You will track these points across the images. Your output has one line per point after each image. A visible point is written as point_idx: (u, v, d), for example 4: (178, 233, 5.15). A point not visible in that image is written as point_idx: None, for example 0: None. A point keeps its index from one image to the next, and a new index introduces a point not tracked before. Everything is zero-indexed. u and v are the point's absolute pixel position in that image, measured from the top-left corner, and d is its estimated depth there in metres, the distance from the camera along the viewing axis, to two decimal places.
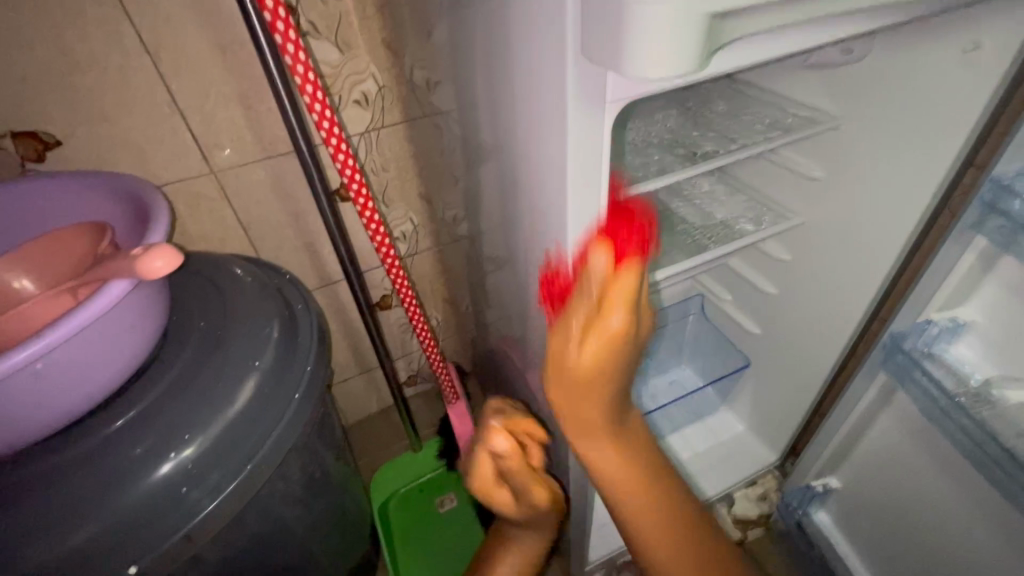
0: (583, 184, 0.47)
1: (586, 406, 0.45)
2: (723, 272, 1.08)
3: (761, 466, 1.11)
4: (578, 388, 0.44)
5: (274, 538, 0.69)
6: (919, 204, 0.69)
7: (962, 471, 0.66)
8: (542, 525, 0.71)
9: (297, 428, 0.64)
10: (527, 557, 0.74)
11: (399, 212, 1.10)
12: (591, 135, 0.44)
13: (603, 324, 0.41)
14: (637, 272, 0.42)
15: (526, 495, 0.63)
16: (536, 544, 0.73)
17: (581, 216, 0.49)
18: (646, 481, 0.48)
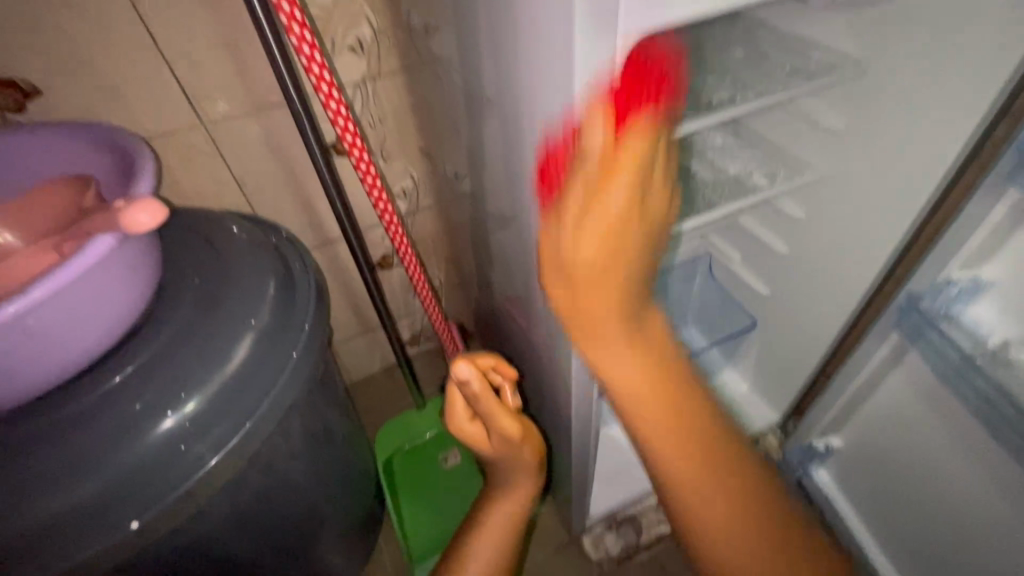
0: None
1: (595, 305, 0.44)
2: (732, 230, 1.05)
3: (764, 426, 1.13)
4: (589, 278, 0.39)
5: (278, 492, 0.69)
6: (947, 158, 0.65)
7: (972, 434, 0.65)
8: (520, 468, 0.69)
9: (297, 386, 0.63)
10: (518, 507, 0.71)
11: (398, 167, 1.07)
12: (600, 66, 0.42)
13: (604, 202, 0.38)
14: (643, 135, 0.40)
15: (497, 424, 0.63)
16: (525, 491, 0.71)
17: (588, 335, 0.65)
18: (670, 382, 0.41)
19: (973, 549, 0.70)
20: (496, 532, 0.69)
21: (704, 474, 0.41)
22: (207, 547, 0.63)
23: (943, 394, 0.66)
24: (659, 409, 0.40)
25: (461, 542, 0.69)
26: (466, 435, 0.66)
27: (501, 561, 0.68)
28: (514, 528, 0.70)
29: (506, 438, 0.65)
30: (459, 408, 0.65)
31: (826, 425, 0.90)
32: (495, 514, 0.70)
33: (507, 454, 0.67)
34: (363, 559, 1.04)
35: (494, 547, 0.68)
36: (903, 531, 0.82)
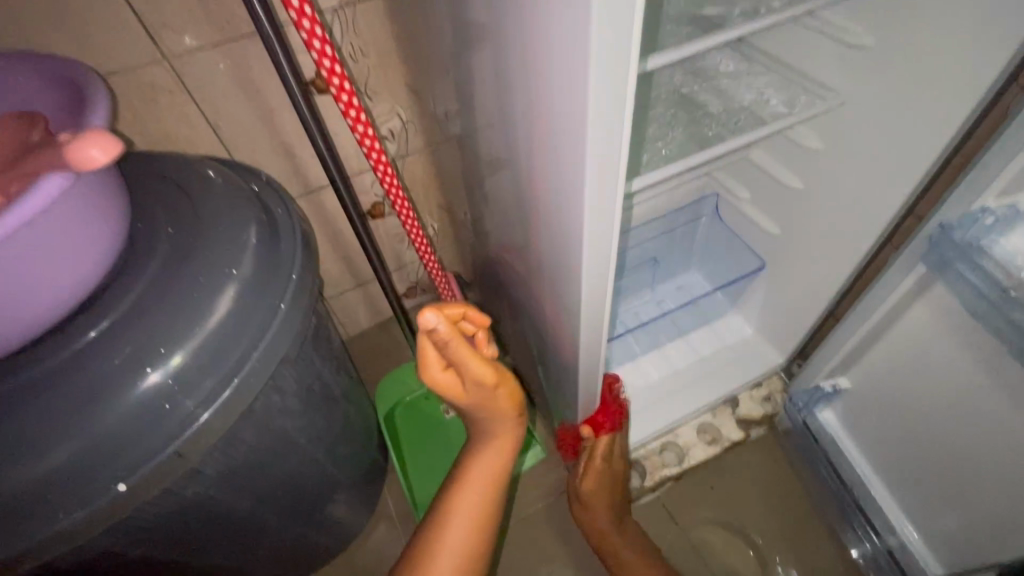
0: (610, 48, 0.36)
1: (596, 498, 0.91)
2: (741, 167, 0.99)
3: (769, 368, 1.09)
4: (587, 499, 0.91)
5: (276, 448, 0.67)
6: (992, 78, 0.58)
7: (997, 369, 0.62)
8: (500, 417, 0.67)
9: (286, 340, 0.60)
10: (500, 458, 0.69)
11: (385, 106, 0.99)
12: None
13: (594, 491, 0.90)
14: (605, 443, 0.90)
15: (471, 371, 0.60)
16: (505, 442, 0.69)
17: (592, 288, 0.58)
18: (640, 561, 0.87)
19: (986, 482, 0.70)
20: (478, 484, 0.66)
21: (637, 559, 0.87)
22: (208, 503, 0.62)
23: (968, 327, 0.64)
24: (626, 562, 0.87)
25: (443, 497, 0.66)
26: (439, 387, 0.62)
27: (485, 513, 0.65)
28: (497, 480, 0.67)
29: (481, 385, 0.62)
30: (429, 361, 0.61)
31: (835, 365, 0.89)
32: (475, 466, 0.67)
33: (483, 403, 0.65)
34: (370, 508, 1.05)
35: (477, 499, 0.65)
36: (911, 467, 0.83)
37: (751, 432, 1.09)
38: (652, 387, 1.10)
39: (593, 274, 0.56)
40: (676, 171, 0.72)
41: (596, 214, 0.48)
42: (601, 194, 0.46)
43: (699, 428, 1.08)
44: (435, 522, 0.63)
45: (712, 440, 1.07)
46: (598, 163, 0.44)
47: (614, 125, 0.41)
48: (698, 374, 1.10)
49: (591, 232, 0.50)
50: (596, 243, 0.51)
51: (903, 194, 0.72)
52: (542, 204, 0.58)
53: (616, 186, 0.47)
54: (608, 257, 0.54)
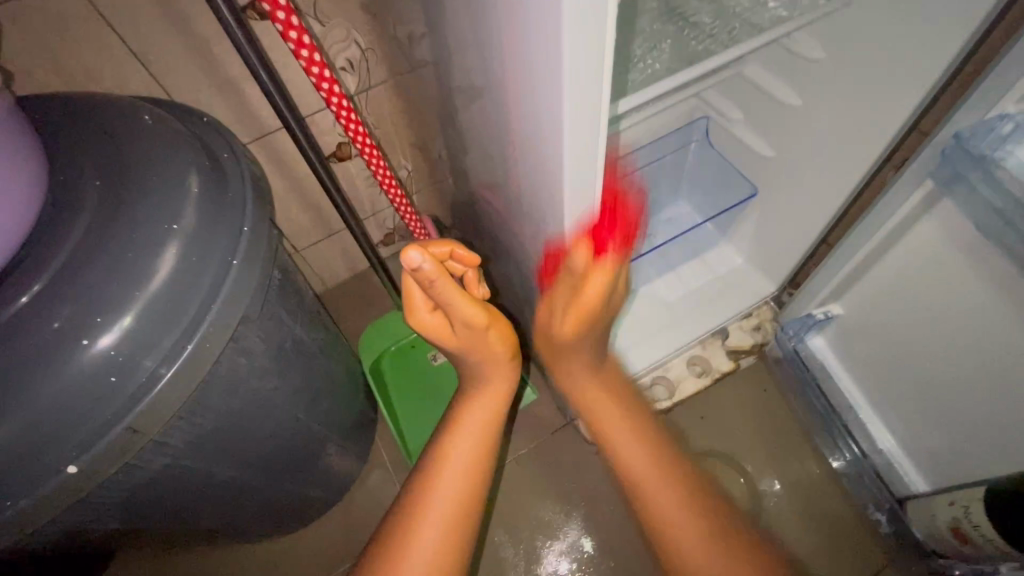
0: (584, 49, 0.34)
1: (567, 350, 0.59)
2: (734, 86, 0.92)
3: (760, 300, 1.07)
4: (563, 343, 0.58)
5: (252, 410, 0.64)
6: None
7: (1001, 287, 0.60)
8: (494, 359, 0.65)
9: (243, 300, 0.54)
10: (493, 407, 0.66)
11: (339, 32, 0.86)
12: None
13: (582, 295, 0.54)
14: (608, 272, 0.53)
15: (460, 313, 0.57)
16: (499, 390, 0.67)
17: (578, 207, 0.50)
18: (663, 471, 0.55)
19: (978, 398, 0.70)
20: (471, 432, 0.63)
21: (653, 470, 0.55)
22: (183, 470, 0.59)
23: (973, 242, 0.61)
24: (638, 463, 0.56)
25: (434, 445, 0.63)
26: (428, 327, 0.60)
27: (481, 458, 0.62)
28: (491, 430, 0.65)
29: (471, 326, 0.58)
30: (418, 301, 0.59)
31: (827, 293, 0.88)
32: (468, 414, 0.65)
33: (474, 344, 0.62)
34: (362, 458, 1.05)
35: (472, 448, 0.62)
36: (899, 388, 0.83)
37: (740, 362, 1.09)
38: (644, 322, 1.08)
39: (579, 191, 0.48)
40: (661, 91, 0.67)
41: (580, 123, 0.40)
42: (584, 95, 0.38)
43: (689, 360, 1.08)
44: (427, 468, 0.60)
45: (702, 372, 1.07)
46: (582, 53, 0.35)
47: (590, 122, 0.41)
48: (687, 308, 1.08)
49: (574, 143, 0.42)
50: (581, 154, 0.43)
51: (908, 107, 0.66)
52: (518, 119, 0.50)
53: (602, 87, 0.38)
54: (594, 170, 0.46)
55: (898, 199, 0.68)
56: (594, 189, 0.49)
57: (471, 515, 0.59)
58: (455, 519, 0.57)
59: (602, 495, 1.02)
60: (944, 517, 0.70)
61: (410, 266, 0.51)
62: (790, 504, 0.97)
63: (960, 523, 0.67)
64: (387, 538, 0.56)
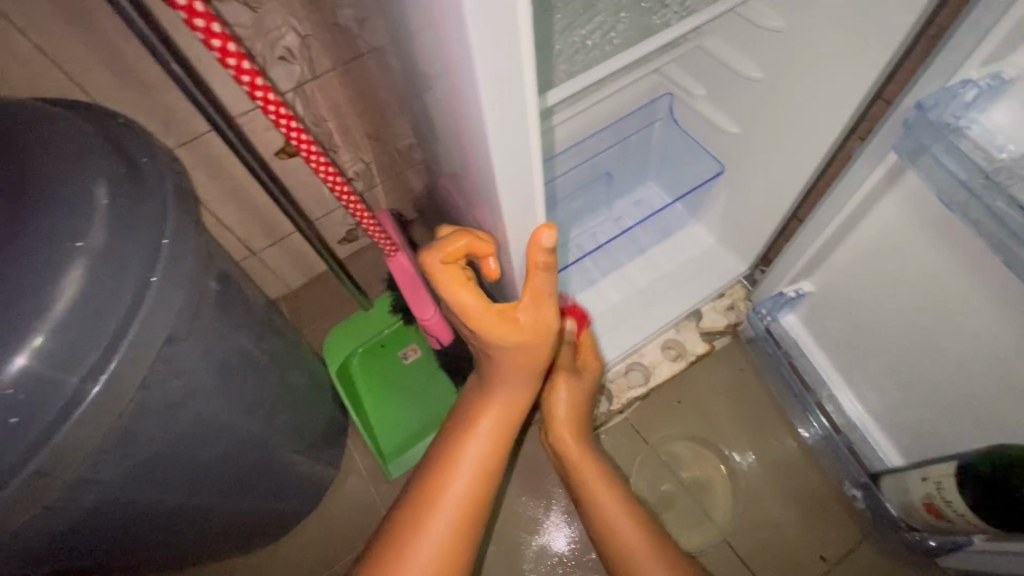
0: (501, 85, 0.33)
1: (573, 411, 0.83)
2: (695, 60, 0.88)
3: (730, 278, 1.05)
4: (574, 410, 0.83)
5: (197, 433, 0.60)
6: None
7: (969, 259, 0.58)
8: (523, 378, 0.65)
9: (164, 320, 0.50)
10: (504, 420, 0.69)
11: (275, 18, 0.79)
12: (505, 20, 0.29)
13: (581, 404, 0.84)
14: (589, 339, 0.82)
15: (541, 316, 0.56)
16: (511, 403, 0.68)
17: (517, 182, 0.42)
18: None
19: (949, 372, 0.69)
20: (485, 441, 0.69)
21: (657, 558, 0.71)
22: (121, 503, 0.56)
23: (937, 214, 0.59)
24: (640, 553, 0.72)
25: (448, 442, 0.70)
26: (494, 331, 0.55)
27: (488, 470, 0.69)
28: (506, 434, 0.70)
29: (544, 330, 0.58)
30: (476, 296, 0.54)
31: (798, 270, 0.86)
32: (480, 426, 0.68)
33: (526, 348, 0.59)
34: (335, 465, 1.01)
35: (485, 450, 0.69)
36: (872, 364, 0.82)
37: (714, 343, 1.07)
38: (614, 312, 1.05)
39: (514, 165, 0.40)
40: (586, 83, 0.65)
41: (498, 77, 0.32)
42: (506, 125, 0.36)
43: (664, 344, 1.06)
44: (438, 473, 0.68)
45: (677, 355, 1.05)
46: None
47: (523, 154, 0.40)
48: (656, 292, 1.06)
49: (497, 128, 0.36)
50: (507, 120, 0.36)
51: (870, 75, 0.64)
52: (444, 90, 0.43)
53: (518, 30, 0.30)
54: (527, 141, 0.38)
55: (862, 174, 0.66)
56: (532, 162, 0.41)
57: (477, 509, 0.68)
58: (460, 524, 0.66)
59: None
60: (917, 492, 0.69)
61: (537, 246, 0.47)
62: (771, 482, 0.96)
63: (933, 498, 0.67)
64: (406, 513, 0.67)
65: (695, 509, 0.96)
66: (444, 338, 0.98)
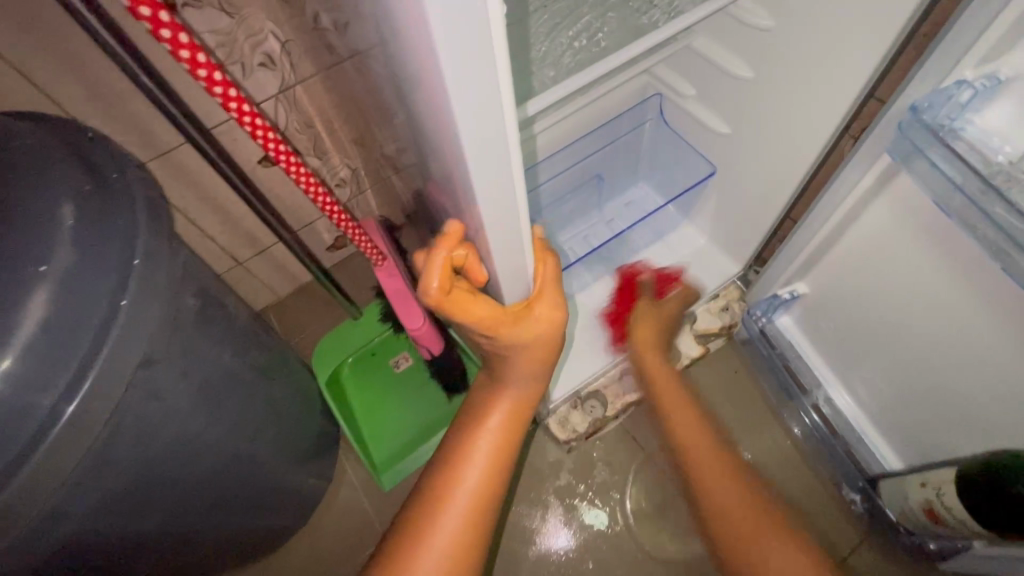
0: (487, 149, 0.31)
1: (654, 335, 0.92)
2: (684, 59, 0.86)
3: (724, 279, 1.04)
4: (651, 337, 0.92)
5: (178, 456, 0.58)
6: None
7: (965, 264, 0.57)
8: (538, 364, 0.51)
9: (137, 345, 0.48)
10: (515, 412, 0.54)
11: (254, 23, 0.77)
12: (486, 87, 0.27)
13: (656, 336, 0.93)
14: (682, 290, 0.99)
15: (549, 320, 0.49)
16: (524, 394, 0.54)
17: (506, 239, 0.39)
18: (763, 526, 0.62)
19: (947, 377, 0.68)
20: (495, 435, 0.53)
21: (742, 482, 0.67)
22: (99, 533, 0.54)
23: (933, 218, 0.58)
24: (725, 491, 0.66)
25: (452, 435, 0.55)
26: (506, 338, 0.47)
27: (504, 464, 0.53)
28: (520, 424, 0.55)
29: (556, 326, 0.49)
30: (489, 307, 0.45)
31: (793, 272, 0.85)
32: (488, 420, 0.53)
33: (537, 342, 0.49)
34: (326, 478, 1.00)
35: (496, 444, 0.53)
36: (868, 367, 0.81)
37: (710, 346, 1.06)
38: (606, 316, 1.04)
39: (501, 222, 0.37)
40: (568, 91, 0.62)
41: (478, 136, 0.30)
42: (493, 188, 0.34)
43: (658, 347, 1.05)
44: (439, 476, 0.52)
45: (671, 359, 1.03)
46: (458, 39, 0.24)
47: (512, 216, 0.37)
48: None
49: (481, 185, 0.33)
50: (490, 178, 0.33)
51: (864, 74, 0.62)
52: (426, 127, 0.40)
53: (498, 87, 0.27)
54: (514, 197, 0.35)
55: (855, 176, 0.65)
56: (520, 217, 0.38)
57: (489, 514, 0.52)
58: (470, 529, 0.50)
59: (578, 491, 1.00)
60: (916, 498, 0.68)
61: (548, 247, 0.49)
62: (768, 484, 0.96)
63: (933, 505, 0.66)
64: (399, 532, 0.50)
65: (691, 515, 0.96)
66: (435, 348, 0.96)
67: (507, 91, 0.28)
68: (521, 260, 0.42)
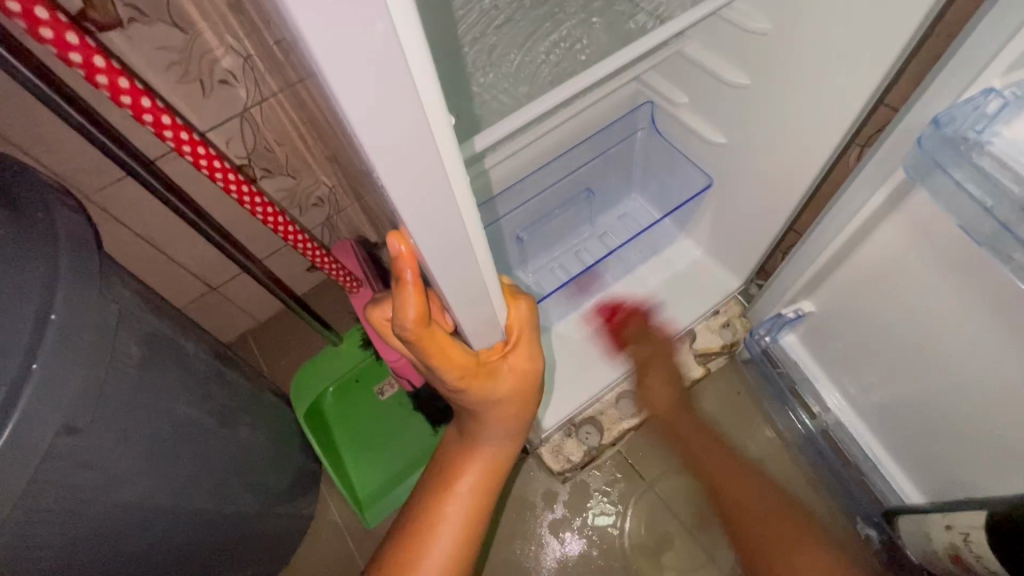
0: (427, 204, 0.25)
1: (653, 381, 0.95)
2: (674, 65, 0.81)
3: (724, 295, 0.98)
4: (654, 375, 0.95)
5: (120, 518, 0.53)
6: None
7: (987, 292, 0.52)
8: (513, 419, 0.45)
9: (56, 409, 0.43)
10: (490, 471, 0.48)
11: (210, 38, 0.71)
12: (412, 135, 0.22)
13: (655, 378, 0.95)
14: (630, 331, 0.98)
15: (522, 368, 0.42)
16: (499, 452, 0.47)
17: (466, 294, 0.33)
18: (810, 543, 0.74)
19: (972, 412, 0.62)
20: (467, 501, 0.47)
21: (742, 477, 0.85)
22: None
23: (951, 241, 0.52)
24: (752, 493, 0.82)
25: (419, 496, 0.49)
26: (477, 389, 0.40)
27: (475, 532, 0.47)
28: (495, 484, 0.49)
29: (531, 378, 0.43)
30: (463, 348, 0.38)
31: (796, 290, 0.79)
32: (458, 483, 0.47)
33: (511, 398, 0.43)
34: (307, 516, 0.94)
35: (467, 512, 0.47)
36: (880, 393, 0.75)
37: (710, 365, 1.00)
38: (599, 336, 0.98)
39: (457, 276, 0.31)
40: (529, 118, 0.54)
41: (411, 188, 0.24)
42: (442, 244, 0.28)
43: (656, 368, 0.99)
44: (404, 545, 0.46)
45: (671, 381, 0.98)
46: (361, 73, 0.18)
47: (471, 272, 0.31)
48: (645, 312, 0.99)
49: (428, 241, 0.27)
50: (435, 232, 0.27)
51: (872, 81, 0.57)
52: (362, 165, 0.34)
53: (428, 126, 0.22)
54: (469, 252, 0.30)
55: (864, 191, 0.59)
56: (481, 269, 0.32)
57: None
58: None
59: (574, 526, 0.94)
60: (941, 542, 0.63)
61: (513, 289, 0.42)
62: None
63: (960, 550, 0.60)
64: None
65: (694, 550, 0.91)
66: (416, 380, 0.92)
67: (441, 130, 0.22)
68: (491, 310, 0.36)
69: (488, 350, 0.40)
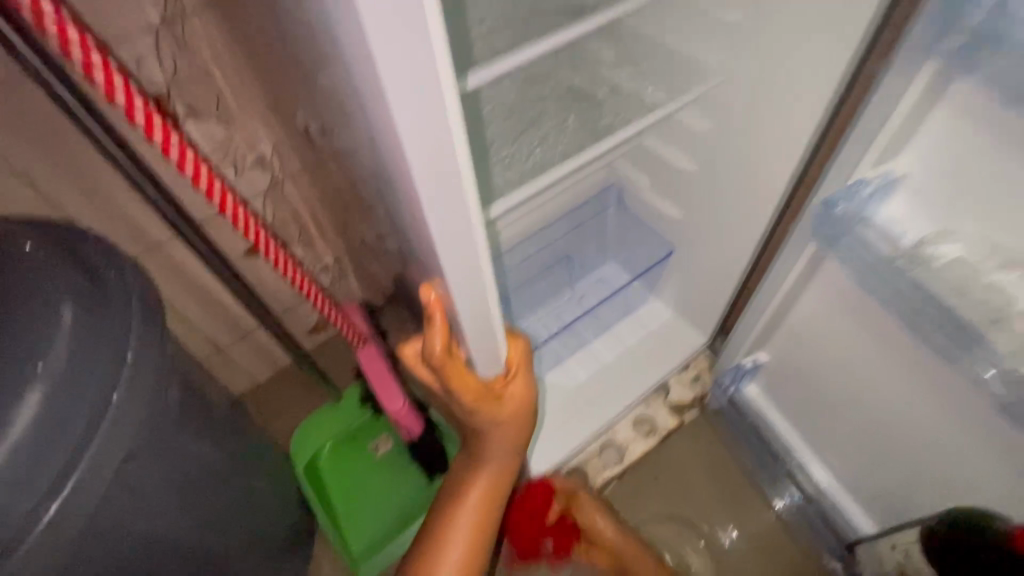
0: (462, 259, 0.36)
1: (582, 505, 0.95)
2: (637, 154, 0.97)
3: (692, 351, 1.09)
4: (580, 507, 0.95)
5: (148, 548, 0.58)
6: (847, 58, 0.58)
7: (889, 335, 0.64)
8: (513, 441, 0.54)
9: (123, 436, 0.50)
10: (493, 491, 0.55)
11: (248, 131, 0.84)
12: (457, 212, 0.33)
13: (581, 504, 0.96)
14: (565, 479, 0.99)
15: (520, 395, 0.52)
16: (500, 472, 0.55)
17: (480, 332, 0.43)
18: None
19: (899, 442, 0.72)
20: (472, 517, 0.54)
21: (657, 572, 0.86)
22: None
23: (857, 295, 0.65)
24: None
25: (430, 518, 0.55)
26: (485, 412, 0.49)
27: (479, 545, 0.54)
28: (496, 502, 0.56)
29: (527, 404, 0.53)
30: (475, 376, 0.48)
31: (751, 343, 0.90)
32: (465, 503, 0.54)
33: (511, 420, 0.52)
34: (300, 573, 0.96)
35: (472, 527, 0.54)
36: (830, 433, 0.84)
37: (684, 417, 1.08)
38: (583, 390, 1.07)
39: (475, 314, 0.41)
40: (535, 189, 0.69)
41: (450, 247, 0.35)
42: (467, 289, 0.38)
43: (636, 420, 1.07)
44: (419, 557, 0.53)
45: (649, 432, 1.06)
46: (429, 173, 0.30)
47: (485, 313, 0.42)
48: (623, 368, 1.08)
49: (459, 285, 0.38)
50: (462, 279, 0.37)
51: (788, 170, 0.72)
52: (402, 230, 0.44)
53: (467, 207, 0.33)
54: (485, 296, 0.40)
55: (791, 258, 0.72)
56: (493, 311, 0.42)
57: None
58: None
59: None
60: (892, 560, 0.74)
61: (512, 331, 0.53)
62: (752, 559, 0.96)
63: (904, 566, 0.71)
64: None
65: None
66: (414, 430, 0.99)
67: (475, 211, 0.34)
68: (497, 345, 0.46)
69: (494, 379, 0.49)
